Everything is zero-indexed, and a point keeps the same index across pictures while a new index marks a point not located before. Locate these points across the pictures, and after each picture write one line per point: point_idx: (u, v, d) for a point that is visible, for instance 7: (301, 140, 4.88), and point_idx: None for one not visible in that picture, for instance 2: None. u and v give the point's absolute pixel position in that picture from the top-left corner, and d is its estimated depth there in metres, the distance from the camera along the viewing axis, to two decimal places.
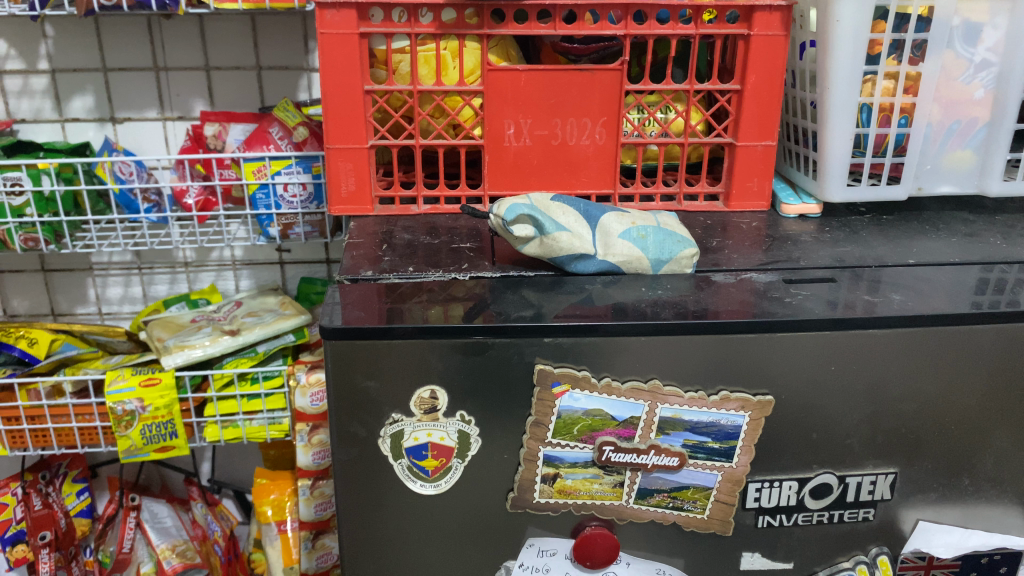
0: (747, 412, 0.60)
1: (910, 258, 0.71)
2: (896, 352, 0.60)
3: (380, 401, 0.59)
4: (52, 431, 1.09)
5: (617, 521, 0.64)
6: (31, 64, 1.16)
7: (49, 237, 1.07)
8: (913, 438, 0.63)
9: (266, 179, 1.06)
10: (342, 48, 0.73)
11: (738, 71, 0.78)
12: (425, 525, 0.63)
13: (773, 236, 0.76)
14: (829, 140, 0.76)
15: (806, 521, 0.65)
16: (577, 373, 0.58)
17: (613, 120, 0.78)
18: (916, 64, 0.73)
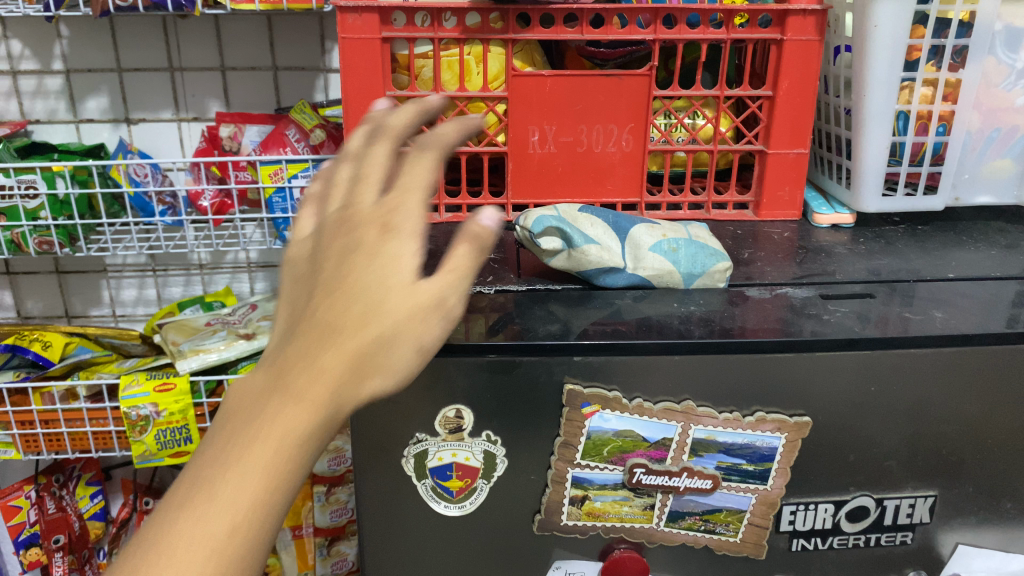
0: (783, 434, 0.58)
1: (950, 272, 0.68)
2: (940, 372, 0.58)
3: (403, 420, 0.57)
4: (67, 436, 1.07)
5: (647, 544, 0.62)
6: (45, 64, 1.15)
7: (64, 240, 1.06)
8: (954, 460, 0.61)
9: (283, 182, 1.04)
10: (363, 52, 0.71)
11: (770, 76, 0.75)
12: (449, 546, 0.61)
13: (806, 247, 0.74)
14: (864, 148, 0.74)
15: (842, 544, 0.63)
16: (608, 394, 0.56)
17: (640, 126, 0.76)
18: (956, 70, 0.70)
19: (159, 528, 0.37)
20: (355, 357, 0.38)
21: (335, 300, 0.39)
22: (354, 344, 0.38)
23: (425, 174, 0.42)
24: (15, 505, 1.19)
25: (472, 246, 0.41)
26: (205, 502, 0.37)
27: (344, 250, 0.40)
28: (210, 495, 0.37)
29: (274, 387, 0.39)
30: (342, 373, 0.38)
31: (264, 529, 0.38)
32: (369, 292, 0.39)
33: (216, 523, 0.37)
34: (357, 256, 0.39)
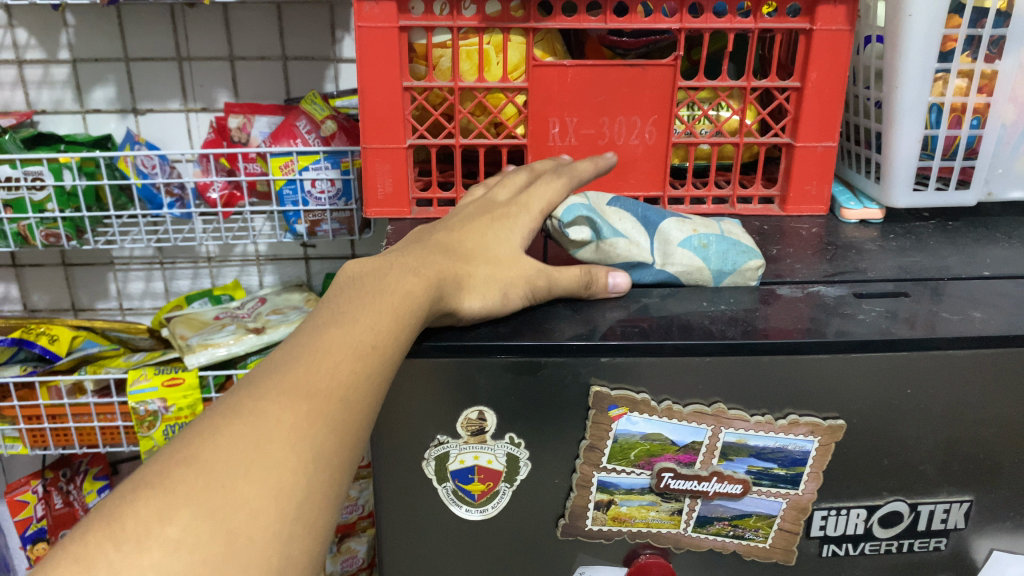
0: (817, 437, 0.56)
1: (985, 270, 0.66)
2: (980, 375, 0.56)
3: (425, 422, 0.56)
4: (74, 430, 1.06)
5: (673, 549, 0.60)
6: (51, 54, 1.13)
7: (70, 232, 1.04)
8: (991, 465, 0.59)
9: (293, 174, 1.02)
10: (381, 41, 0.69)
11: (799, 67, 0.73)
12: (470, 550, 0.60)
13: (834, 244, 0.72)
14: (895, 142, 0.72)
15: (874, 550, 0.61)
16: (636, 397, 0.54)
17: (664, 118, 0.74)
18: (992, 62, 0.68)
19: (305, 359, 0.42)
20: (460, 266, 0.55)
21: (454, 254, 0.56)
22: (465, 258, 0.56)
23: (546, 194, 0.62)
24: (22, 500, 1.18)
25: (581, 275, 0.60)
26: (346, 344, 0.44)
27: (452, 233, 0.58)
28: (351, 339, 0.44)
29: (386, 278, 0.50)
30: (455, 277, 0.54)
31: (376, 382, 0.44)
32: (489, 267, 0.56)
33: (354, 359, 0.43)
34: (483, 212, 0.61)
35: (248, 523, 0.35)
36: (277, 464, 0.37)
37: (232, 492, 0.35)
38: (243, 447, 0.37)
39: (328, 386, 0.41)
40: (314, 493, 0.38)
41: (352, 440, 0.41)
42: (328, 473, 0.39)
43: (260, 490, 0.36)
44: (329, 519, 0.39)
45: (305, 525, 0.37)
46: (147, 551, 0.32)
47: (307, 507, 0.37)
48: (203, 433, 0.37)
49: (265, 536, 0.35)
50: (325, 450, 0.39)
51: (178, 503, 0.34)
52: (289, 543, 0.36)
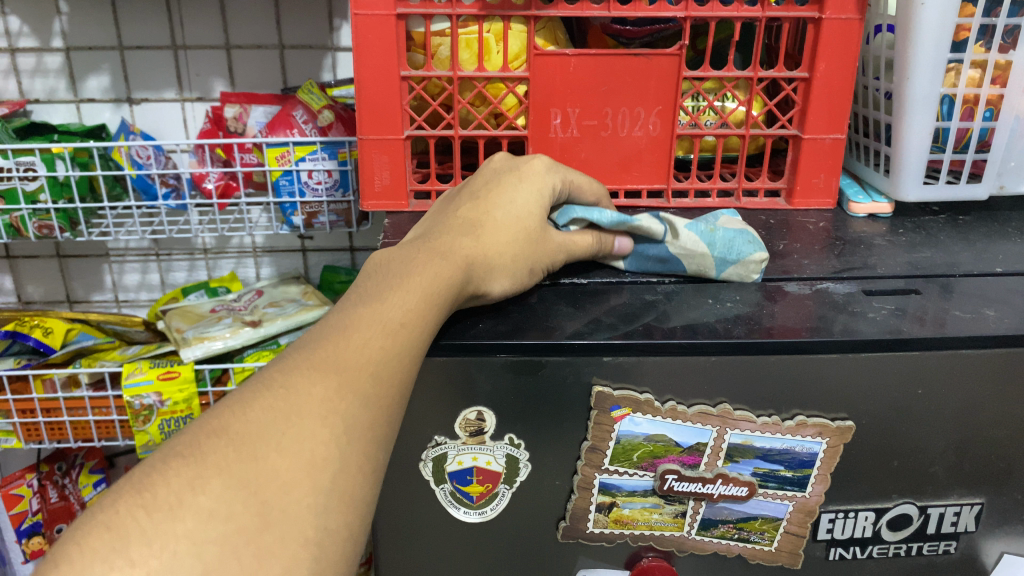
0: (825, 439, 0.54)
1: (997, 266, 0.64)
2: (993, 376, 0.54)
3: (422, 423, 0.54)
4: (68, 424, 1.05)
5: (676, 552, 0.59)
6: (44, 42, 1.11)
7: (64, 224, 1.02)
8: (1004, 467, 0.57)
9: (290, 165, 1.00)
10: (378, 29, 0.67)
11: (807, 57, 0.71)
12: (468, 553, 0.58)
13: (842, 239, 0.70)
14: (906, 134, 0.70)
15: (882, 553, 0.60)
16: (639, 397, 0.53)
17: (669, 109, 0.72)
18: (1006, 52, 0.66)
19: (335, 339, 0.43)
20: (488, 246, 0.55)
21: (479, 233, 0.56)
22: (493, 235, 0.56)
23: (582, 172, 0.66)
24: (16, 494, 1.15)
25: (593, 244, 0.61)
26: (376, 324, 0.45)
27: (473, 211, 0.58)
28: (381, 317, 0.46)
29: (413, 263, 0.51)
30: (485, 260, 0.55)
31: (405, 360, 0.45)
32: (520, 244, 0.57)
33: (384, 336, 0.45)
34: (507, 178, 0.61)
35: (280, 493, 0.35)
36: (310, 436, 0.37)
37: (265, 462, 0.35)
38: (274, 420, 0.37)
39: (358, 362, 0.42)
40: (350, 465, 0.38)
41: (385, 414, 0.42)
42: (362, 444, 0.39)
43: (295, 461, 0.36)
44: (365, 493, 0.39)
45: (340, 495, 0.37)
46: (180, 518, 0.32)
47: (341, 477, 0.37)
48: (233, 407, 0.38)
49: (300, 505, 0.35)
50: (358, 424, 0.40)
51: (208, 473, 0.34)
52: (324, 512, 0.36)
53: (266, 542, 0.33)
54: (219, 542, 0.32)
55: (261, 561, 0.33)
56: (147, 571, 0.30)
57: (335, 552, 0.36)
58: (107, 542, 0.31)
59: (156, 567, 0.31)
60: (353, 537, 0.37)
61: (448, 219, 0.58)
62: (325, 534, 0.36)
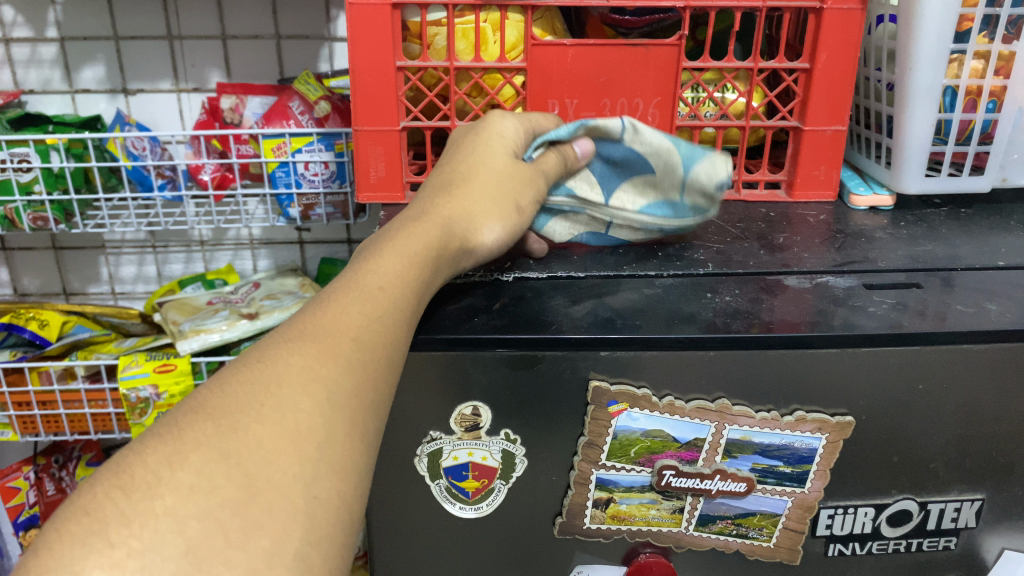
0: (824, 435, 0.54)
1: (1000, 259, 0.64)
2: (995, 371, 0.53)
3: (418, 418, 0.54)
4: (64, 417, 1.04)
5: (674, 548, 0.58)
6: (39, 32, 1.10)
7: (59, 216, 1.01)
8: (1005, 462, 0.57)
9: (286, 157, 1.00)
10: (373, 19, 0.66)
11: (808, 48, 0.71)
12: (464, 548, 0.58)
13: (843, 232, 0.69)
14: (908, 126, 0.69)
15: (881, 549, 0.59)
16: (637, 392, 0.52)
17: (668, 100, 0.72)
18: (1009, 43, 0.66)
19: (312, 314, 0.42)
20: (465, 197, 0.54)
21: (452, 190, 0.55)
22: (468, 187, 0.56)
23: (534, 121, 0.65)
24: (14, 486, 1.14)
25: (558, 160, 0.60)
26: (349, 291, 0.44)
27: (444, 175, 0.57)
28: (356, 284, 0.45)
29: (385, 232, 0.51)
30: (465, 212, 0.53)
31: (383, 313, 0.44)
32: (497, 188, 0.56)
33: (360, 303, 0.43)
34: (472, 138, 0.60)
35: (264, 463, 0.33)
36: (291, 405, 0.36)
37: (245, 433, 0.33)
38: (252, 392, 0.36)
39: (337, 330, 0.41)
40: (337, 433, 0.36)
41: (373, 383, 0.40)
42: (349, 413, 0.38)
43: (276, 429, 0.34)
44: (358, 463, 0.37)
45: (330, 464, 0.35)
46: (160, 495, 0.30)
47: (328, 446, 0.35)
48: (210, 387, 0.36)
49: (287, 474, 0.33)
50: (342, 391, 0.38)
51: (186, 448, 0.32)
52: (313, 481, 0.34)
53: (253, 514, 0.31)
54: (203, 516, 0.30)
55: (248, 534, 0.31)
56: (127, 552, 0.28)
57: (329, 524, 0.34)
58: (85, 527, 0.29)
59: (137, 548, 0.28)
60: (349, 510, 0.35)
61: (422, 189, 0.57)
62: (316, 503, 0.33)
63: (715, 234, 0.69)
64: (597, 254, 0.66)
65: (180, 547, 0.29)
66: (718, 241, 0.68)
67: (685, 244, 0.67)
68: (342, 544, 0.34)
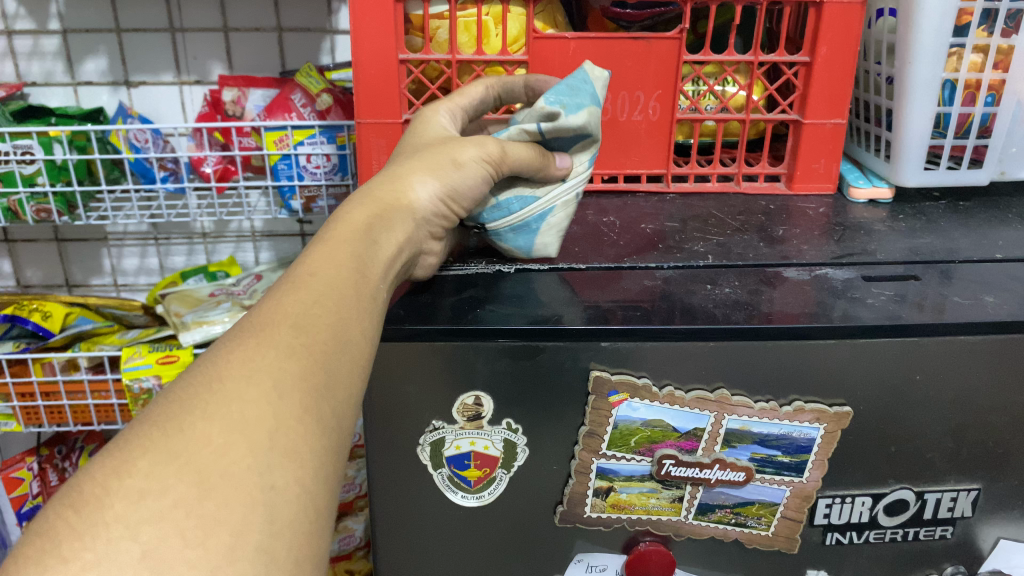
0: (822, 425, 0.54)
1: (997, 252, 0.64)
2: (991, 361, 0.54)
3: (421, 407, 0.54)
4: (68, 408, 1.04)
5: (674, 536, 0.59)
6: (42, 24, 1.10)
7: (62, 208, 1.02)
8: (1000, 452, 0.57)
9: (288, 150, 1.00)
10: (376, 11, 0.67)
11: (808, 41, 0.71)
12: (465, 536, 0.58)
13: (842, 224, 0.70)
14: (907, 119, 0.70)
15: (878, 538, 0.60)
16: (637, 382, 0.53)
17: (668, 93, 0.72)
18: (1009, 37, 0.66)
19: (259, 309, 0.41)
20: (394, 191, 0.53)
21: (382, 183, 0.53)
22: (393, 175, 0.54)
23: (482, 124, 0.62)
24: (17, 477, 1.14)
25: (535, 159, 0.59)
26: (282, 281, 0.42)
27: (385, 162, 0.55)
28: (286, 278, 0.43)
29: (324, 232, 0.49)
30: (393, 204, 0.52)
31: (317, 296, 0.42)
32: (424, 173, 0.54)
33: (298, 291, 0.41)
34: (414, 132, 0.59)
35: (213, 457, 0.33)
36: (235, 397, 0.35)
37: (190, 431, 0.33)
38: (194, 392, 0.35)
39: (278, 318, 0.40)
40: (286, 418, 0.36)
41: (330, 365, 0.39)
42: (301, 396, 0.37)
43: (222, 424, 0.34)
44: (319, 448, 0.36)
45: (284, 451, 0.35)
46: (109, 505, 0.30)
47: (280, 432, 0.35)
48: (171, 393, 0.36)
49: (239, 466, 0.33)
50: (288, 375, 0.37)
51: (132, 455, 0.32)
52: (267, 471, 0.34)
53: (208, 509, 0.31)
54: (155, 519, 0.30)
55: (207, 531, 0.31)
56: None
57: (289, 513, 0.34)
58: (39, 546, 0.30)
59: (91, 560, 0.28)
60: (316, 494, 0.35)
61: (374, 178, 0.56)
62: (274, 493, 0.33)
63: (715, 226, 0.70)
64: (598, 245, 0.67)
65: (135, 554, 0.29)
66: (718, 234, 0.68)
67: (686, 236, 0.68)
68: (309, 528, 0.34)
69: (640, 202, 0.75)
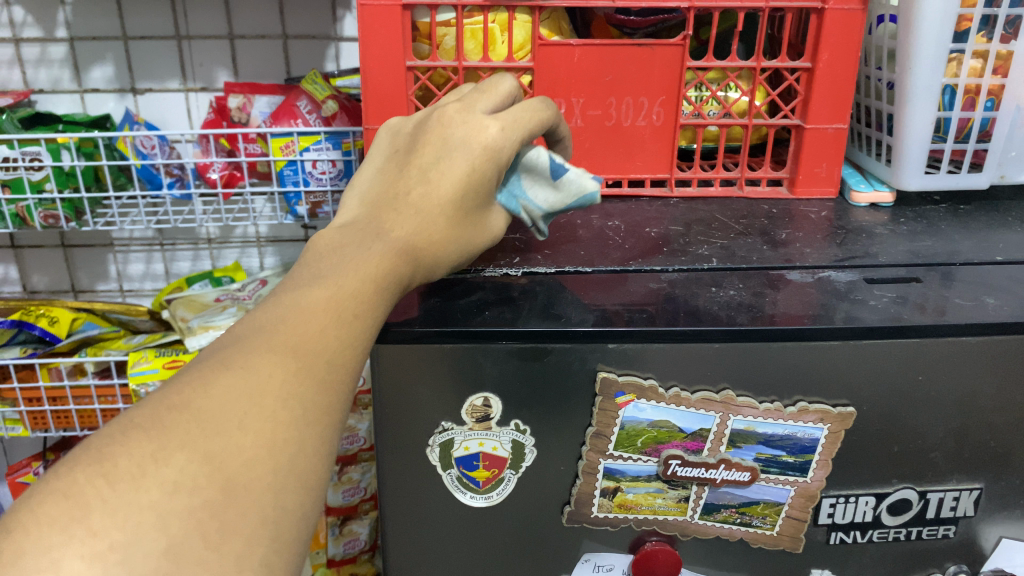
0: (826, 425, 0.55)
1: (998, 255, 0.65)
2: (993, 362, 0.55)
3: (430, 409, 0.55)
4: (75, 413, 1.05)
5: (679, 536, 0.60)
6: (49, 32, 1.11)
7: (69, 214, 1.03)
8: (1002, 452, 0.58)
9: (294, 156, 1.01)
10: (384, 18, 0.68)
11: (809, 47, 0.72)
12: (474, 536, 0.59)
13: (844, 227, 0.71)
14: (908, 124, 0.71)
15: (882, 538, 0.60)
16: (644, 383, 0.54)
17: (672, 99, 0.73)
18: (1008, 42, 0.67)
19: (274, 321, 0.42)
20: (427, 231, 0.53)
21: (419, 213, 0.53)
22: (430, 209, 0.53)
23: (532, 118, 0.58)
24: (23, 482, 1.16)
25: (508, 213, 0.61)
26: (329, 313, 0.44)
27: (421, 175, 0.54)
28: (331, 306, 0.44)
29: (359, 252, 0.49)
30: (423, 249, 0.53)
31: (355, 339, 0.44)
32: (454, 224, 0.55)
33: (338, 324, 0.43)
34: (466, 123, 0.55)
35: (242, 469, 0.35)
36: (271, 416, 0.37)
37: (228, 438, 0.35)
38: (235, 399, 0.36)
39: (297, 337, 0.41)
40: (289, 450, 0.37)
41: (332, 398, 0.40)
42: (321, 429, 0.39)
43: (254, 438, 0.36)
44: (324, 476, 0.39)
45: (300, 477, 0.37)
46: (143, 489, 0.32)
47: (299, 458, 0.37)
48: (196, 384, 0.37)
49: (261, 482, 0.35)
50: (315, 407, 0.39)
51: (172, 446, 0.34)
52: (281, 492, 0.36)
53: (228, 517, 0.33)
54: (181, 514, 0.32)
55: (223, 537, 0.33)
56: None
57: (292, 531, 0.36)
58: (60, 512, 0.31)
59: (119, 540, 0.30)
60: (306, 516, 0.37)
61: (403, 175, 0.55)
62: (283, 514, 0.35)
63: (719, 229, 0.71)
64: (604, 248, 0.67)
65: (161, 546, 0.31)
66: (722, 237, 0.69)
67: (690, 240, 0.68)
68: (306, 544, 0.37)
69: (644, 206, 0.76)
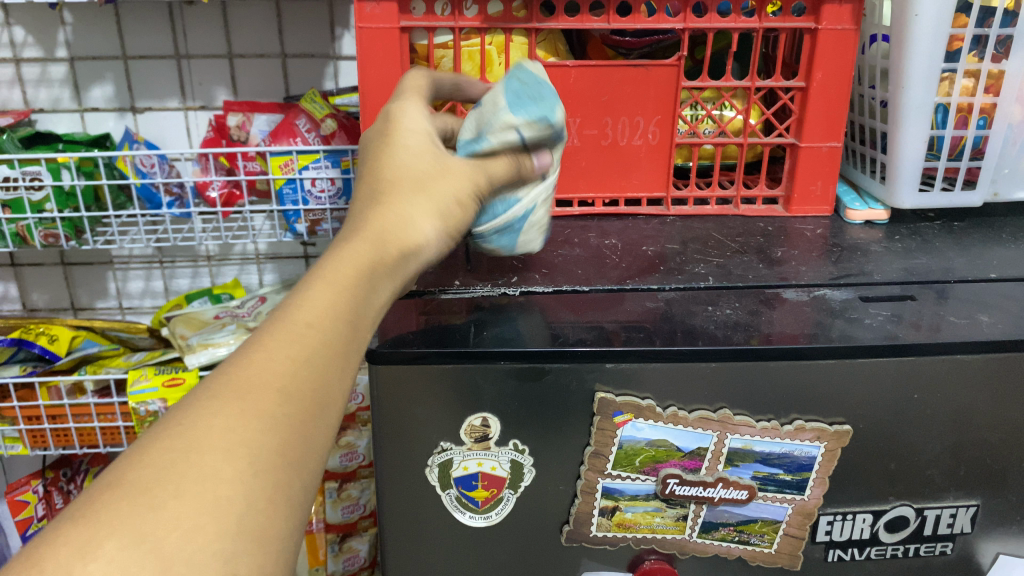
0: (823, 443, 0.55)
1: (992, 272, 0.65)
2: (987, 380, 0.55)
3: (429, 429, 0.55)
4: (74, 431, 1.05)
5: (678, 555, 0.60)
6: (49, 52, 1.12)
7: (69, 233, 1.03)
8: (998, 468, 0.58)
9: (294, 174, 1.01)
10: (382, 41, 0.69)
11: (803, 67, 0.73)
12: (473, 555, 0.59)
13: (840, 245, 0.71)
14: (901, 142, 0.71)
15: (880, 555, 0.61)
16: (641, 403, 0.54)
17: (668, 118, 0.74)
18: (999, 61, 0.68)
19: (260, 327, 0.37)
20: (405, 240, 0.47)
21: None
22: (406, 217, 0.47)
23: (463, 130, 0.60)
24: (22, 500, 1.15)
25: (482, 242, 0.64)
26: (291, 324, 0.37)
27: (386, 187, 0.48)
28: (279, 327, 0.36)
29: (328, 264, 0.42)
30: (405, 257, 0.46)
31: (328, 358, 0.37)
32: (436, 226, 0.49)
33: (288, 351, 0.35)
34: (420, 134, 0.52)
35: (184, 541, 0.28)
36: (213, 474, 0.30)
37: (165, 509, 0.28)
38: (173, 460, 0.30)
39: (292, 324, 0.37)
40: (230, 516, 0.29)
41: (277, 440, 0.32)
42: (274, 478, 0.32)
43: (200, 502, 0.29)
44: (284, 530, 0.31)
45: (256, 535, 0.30)
46: None
47: (253, 514, 0.30)
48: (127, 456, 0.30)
49: (207, 553, 0.28)
50: (267, 453, 0.32)
51: (98, 533, 0.27)
52: (236, 560, 0.29)
53: None
54: None
55: None
56: None
57: None
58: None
59: None
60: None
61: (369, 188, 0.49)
62: None
63: (715, 247, 0.71)
64: (601, 267, 0.68)
65: None
66: (718, 256, 0.69)
67: (686, 258, 0.69)
68: None
69: (641, 225, 0.77)
